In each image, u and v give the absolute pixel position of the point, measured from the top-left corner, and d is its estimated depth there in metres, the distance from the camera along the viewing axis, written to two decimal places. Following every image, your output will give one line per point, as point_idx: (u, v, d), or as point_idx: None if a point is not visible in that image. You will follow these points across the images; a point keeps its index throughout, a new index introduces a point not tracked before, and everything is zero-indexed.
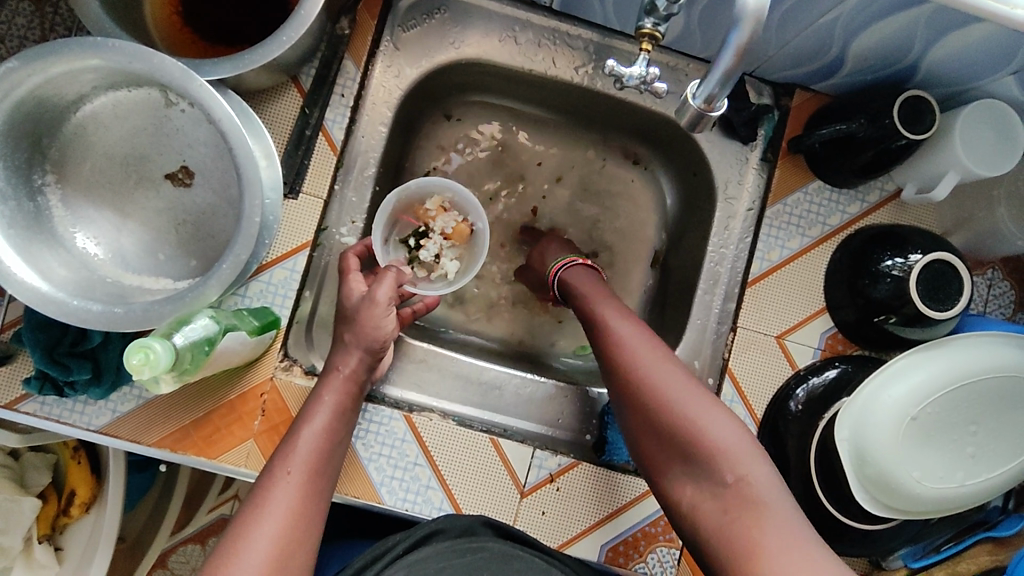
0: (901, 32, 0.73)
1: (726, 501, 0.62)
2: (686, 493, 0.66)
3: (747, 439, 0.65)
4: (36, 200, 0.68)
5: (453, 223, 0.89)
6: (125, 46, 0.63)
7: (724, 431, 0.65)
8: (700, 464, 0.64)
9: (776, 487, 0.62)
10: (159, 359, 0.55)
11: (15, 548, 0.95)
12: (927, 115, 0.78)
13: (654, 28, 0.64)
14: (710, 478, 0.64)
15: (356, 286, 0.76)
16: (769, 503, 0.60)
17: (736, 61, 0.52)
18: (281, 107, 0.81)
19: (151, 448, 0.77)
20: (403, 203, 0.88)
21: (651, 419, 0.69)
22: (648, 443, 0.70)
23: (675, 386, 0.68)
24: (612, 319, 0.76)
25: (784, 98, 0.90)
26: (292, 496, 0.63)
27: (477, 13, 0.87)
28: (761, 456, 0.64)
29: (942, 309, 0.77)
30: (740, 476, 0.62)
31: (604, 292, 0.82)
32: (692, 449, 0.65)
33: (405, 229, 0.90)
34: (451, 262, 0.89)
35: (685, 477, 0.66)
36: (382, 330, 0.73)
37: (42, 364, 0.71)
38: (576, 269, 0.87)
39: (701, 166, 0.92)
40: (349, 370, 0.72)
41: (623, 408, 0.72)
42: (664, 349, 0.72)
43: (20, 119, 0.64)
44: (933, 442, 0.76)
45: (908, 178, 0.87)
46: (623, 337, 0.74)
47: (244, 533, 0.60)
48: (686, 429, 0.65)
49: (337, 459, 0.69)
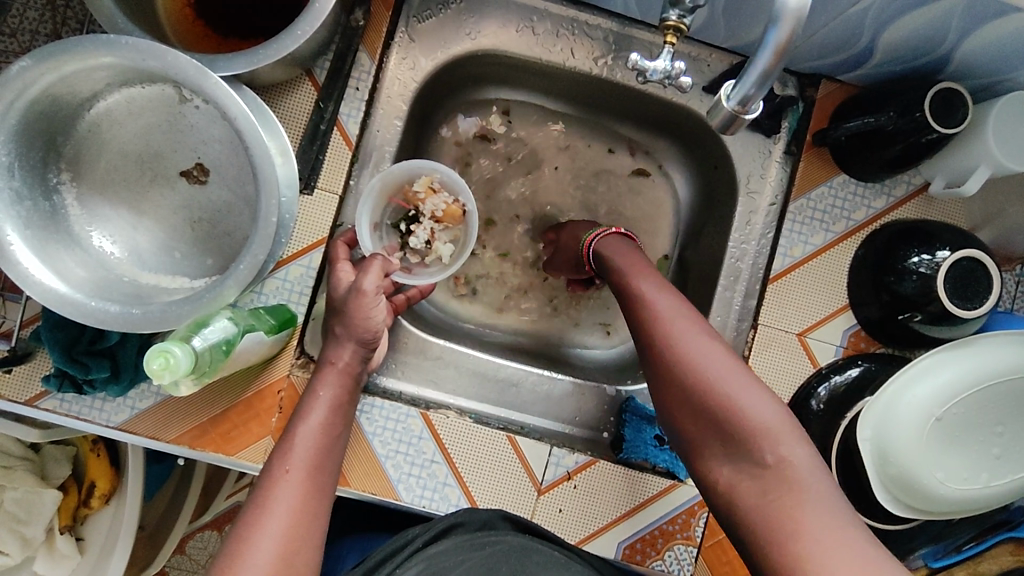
0: (934, 22, 0.70)
1: (765, 481, 0.61)
2: (723, 472, 0.64)
3: (788, 419, 0.63)
4: (52, 199, 0.67)
5: (444, 204, 0.85)
6: (138, 43, 0.62)
7: (764, 410, 0.63)
8: (740, 442, 0.63)
9: (817, 471, 0.60)
10: (179, 363, 0.55)
11: (37, 539, 0.96)
12: (959, 108, 0.76)
13: (679, 20, 0.62)
14: (749, 458, 0.62)
15: (344, 277, 0.74)
16: (811, 487, 0.59)
17: (774, 61, 0.50)
18: (295, 101, 0.80)
19: (170, 444, 0.77)
20: (390, 186, 0.83)
21: (690, 396, 0.66)
22: (685, 420, 0.68)
23: (716, 364, 0.66)
24: (649, 292, 0.73)
25: (809, 89, 0.88)
26: (294, 495, 0.62)
27: (494, 3, 0.85)
28: (801, 437, 0.62)
29: (971, 307, 0.75)
30: (781, 457, 0.60)
31: (641, 262, 0.79)
32: (731, 427, 0.63)
33: (394, 211, 0.86)
34: (445, 245, 0.86)
35: (722, 455, 0.64)
36: (373, 320, 0.71)
37: (61, 363, 0.71)
38: (609, 239, 0.83)
39: (722, 159, 0.90)
40: (343, 363, 0.71)
41: (658, 383, 0.70)
42: (703, 324, 0.70)
43: (34, 118, 0.64)
44: (957, 442, 0.74)
45: (937, 172, 0.84)
46: (657, 310, 0.71)
47: (250, 531, 0.58)
48: (726, 406, 0.64)
49: (336, 454, 0.68)
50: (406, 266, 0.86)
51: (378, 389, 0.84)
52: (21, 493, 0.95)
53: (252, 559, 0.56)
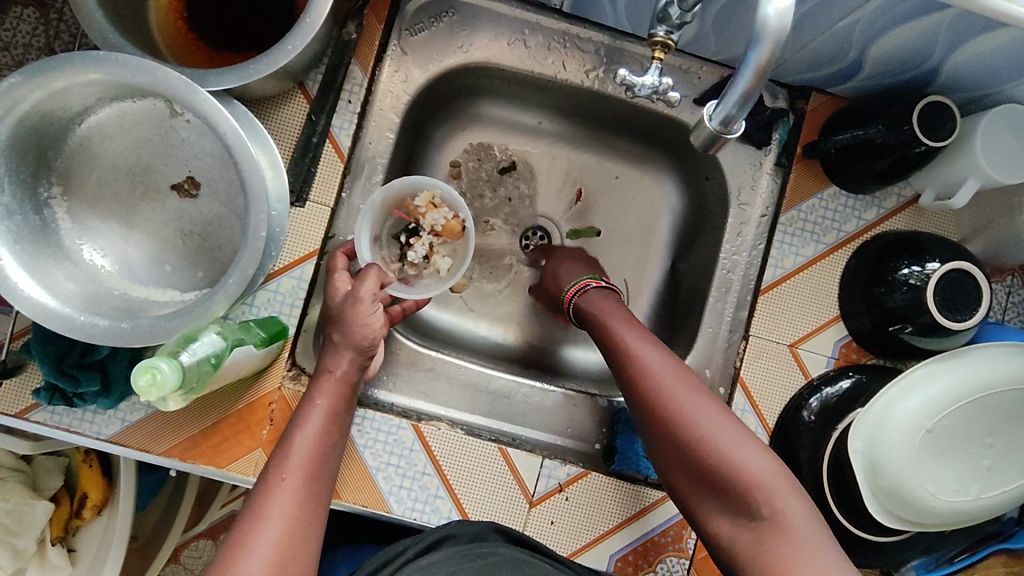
0: (922, 37, 0.71)
1: (763, 533, 0.61)
2: (723, 525, 0.64)
3: (782, 472, 0.63)
4: (43, 213, 0.67)
5: (443, 219, 0.86)
6: (127, 59, 0.62)
7: (758, 465, 0.63)
8: (736, 497, 0.63)
9: (813, 520, 0.60)
10: (166, 380, 0.55)
11: (29, 550, 0.96)
12: (948, 121, 0.76)
13: (667, 36, 0.62)
14: (746, 511, 0.62)
15: (340, 285, 0.75)
16: (808, 536, 0.59)
17: (755, 80, 0.50)
18: (287, 114, 0.80)
19: (160, 457, 0.77)
20: (392, 200, 0.85)
21: (684, 453, 0.66)
22: (682, 477, 0.68)
23: (708, 422, 0.65)
24: (636, 348, 0.73)
25: (799, 101, 0.88)
26: (290, 501, 0.62)
27: (486, 17, 0.86)
28: (797, 489, 0.62)
29: (960, 319, 0.75)
30: (776, 510, 0.61)
31: (626, 316, 0.78)
32: (728, 484, 0.63)
33: (395, 223, 0.87)
34: (443, 258, 0.88)
35: (720, 508, 0.65)
36: (369, 327, 0.72)
37: (51, 376, 0.71)
38: (590, 293, 0.84)
39: (714, 171, 0.91)
40: (341, 372, 0.72)
41: (652, 441, 0.70)
42: (691, 379, 0.69)
43: (25, 133, 0.64)
44: (948, 453, 0.74)
45: (927, 184, 0.85)
46: (646, 366, 0.71)
47: (246, 538, 0.58)
48: (722, 465, 0.63)
49: (332, 462, 0.68)
50: (402, 278, 0.87)
51: (371, 401, 0.84)
52: (11, 504, 0.94)
53: (247, 565, 0.56)
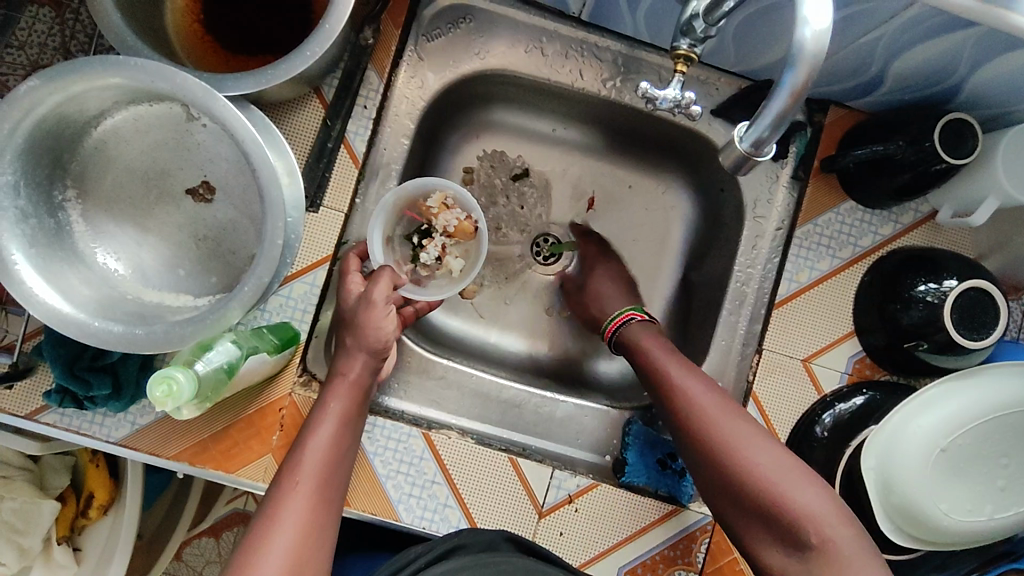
0: (945, 54, 0.70)
1: (811, 564, 0.62)
2: (772, 556, 0.65)
3: (832, 502, 0.64)
4: (58, 216, 0.67)
5: (456, 220, 0.85)
6: (147, 64, 0.62)
7: (806, 495, 0.64)
8: (785, 527, 0.64)
9: (862, 548, 0.61)
10: (182, 390, 0.56)
11: (34, 549, 0.95)
12: (969, 138, 0.75)
13: (689, 49, 0.61)
14: (794, 542, 0.63)
15: (354, 288, 0.75)
16: (858, 566, 0.60)
17: (790, 103, 0.49)
18: (302, 119, 0.80)
19: (169, 461, 0.77)
20: (404, 201, 0.84)
21: (731, 485, 0.68)
22: (729, 508, 0.69)
23: (757, 455, 0.67)
24: (681, 382, 0.75)
25: (817, 114, 0.88)
26: (302, 509, 0.61)
27: (503, 23, 0.85)
28: (847, 519, 0.63)
29: (977, 338, 0.75)
30: (824, 539, 0.62)
31: (669, 350, 0.80)
32: (776, 515, 0.64)
33: (408, 223, 0.87)
34: (456, 259, 0.87)
35: (769, 539, 0.66)
36: (382, 331, 0.71)
37: (63, 379, 0.71)
38: (633, 326, 0.85)
39: (729, 182, 0.90)
40: (354, 376, 0.71)
41: (699, 471, 0.72)
42: (738, 412, 0.72)
43: (41, 136, 0.64)
44: (961, 473, 0.74)
45: (945, 201, 0.84)
46: (692, 400, 0.73)
47: (257, 547, 0.58)
48: (771, 497, 0.65)
49: (344, 468, 0.68)
50: (415, 279, 0.87)
51: (381, 408, 0.84)
52: (18, 503, 0.94)
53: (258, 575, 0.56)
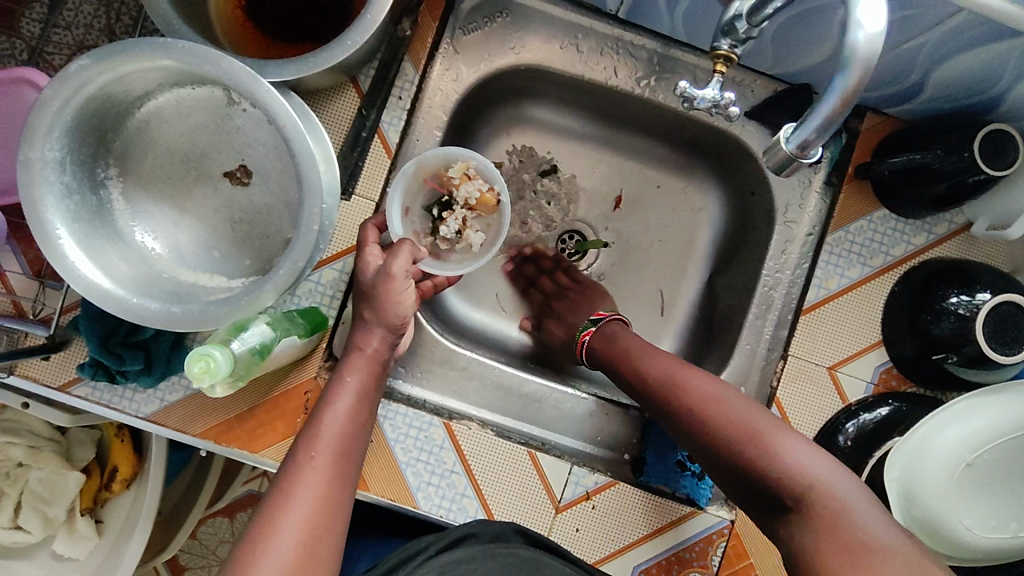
0: (990, 64, 0.69)
1: (800, 518, 0.62)
2: (769, 521, 0.66)
3: (821, 456, 0.64)
4: (100, 193, 0.69)
5: (478, 191, 0.85)
6: (194, 48, 0.63)
7: (794, 456, 0.64)
8: (771, 491, 0.65)
9: (855, 496, 0.61)
10: (219, 367, 0.57)
11: (59, 518, 0.97)
12: (1010, 150, 0.74)
13: (730, 50, 0.61)
14: (782, 501, 0.64)
15: (372, 259, 0.73)
16: (840, 513, 0.59)
17: (840, 106, 0.48)
18: (339, 107, 0.81)
19: (196, 438, 0.78)
20: (424, 170, 0.84)
21: (716, 452, 0.69)
22: (725, 479, 0.70)
23: (735, 420, 0.69)
24: (655, 367, 0.78)
25: (853, 120, 0.87)
26: (318, 481, 0.62)
27: (540, 18, 0.85)
28: (839, 474, 0.63)
29: (1009, 353, 0.73)
30: (806, 490, 0.62)
31: (640, 342, 0.83)
32: (761, 477, 0.65)
33: (429, 194, 0.88)
34: (476, 232, 0.88)
35: (765, 504, 0.66)
36: (402, 307, 0.71)
37: (97, 354, 0.73)
38: (608, 325, 0.88)
39: (760, 185, 0.90)
40: (372, 350, 0.72)
41: (692, 448, 0.73)
42: (716, 384, 0.74)
43: (89, 114, 0.65)
44: (987, 489, 0.72)
45: (981, 213, 0.83)
46: (667, 380, 0.76)
47: (274, 516, 0.59)
48: (753, 460, 0.66)
49: (361, 441, 0.69)
50: (435, 251, 0.89)
51: (402, 396, 0.85)
52: (46, 473, 0.97)
53: (275, 543, 0.57)
